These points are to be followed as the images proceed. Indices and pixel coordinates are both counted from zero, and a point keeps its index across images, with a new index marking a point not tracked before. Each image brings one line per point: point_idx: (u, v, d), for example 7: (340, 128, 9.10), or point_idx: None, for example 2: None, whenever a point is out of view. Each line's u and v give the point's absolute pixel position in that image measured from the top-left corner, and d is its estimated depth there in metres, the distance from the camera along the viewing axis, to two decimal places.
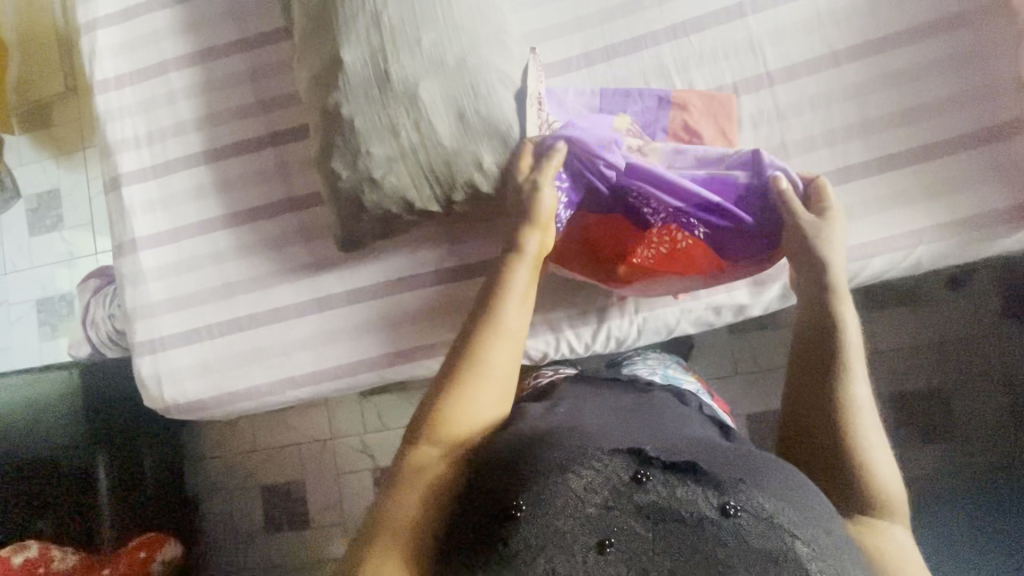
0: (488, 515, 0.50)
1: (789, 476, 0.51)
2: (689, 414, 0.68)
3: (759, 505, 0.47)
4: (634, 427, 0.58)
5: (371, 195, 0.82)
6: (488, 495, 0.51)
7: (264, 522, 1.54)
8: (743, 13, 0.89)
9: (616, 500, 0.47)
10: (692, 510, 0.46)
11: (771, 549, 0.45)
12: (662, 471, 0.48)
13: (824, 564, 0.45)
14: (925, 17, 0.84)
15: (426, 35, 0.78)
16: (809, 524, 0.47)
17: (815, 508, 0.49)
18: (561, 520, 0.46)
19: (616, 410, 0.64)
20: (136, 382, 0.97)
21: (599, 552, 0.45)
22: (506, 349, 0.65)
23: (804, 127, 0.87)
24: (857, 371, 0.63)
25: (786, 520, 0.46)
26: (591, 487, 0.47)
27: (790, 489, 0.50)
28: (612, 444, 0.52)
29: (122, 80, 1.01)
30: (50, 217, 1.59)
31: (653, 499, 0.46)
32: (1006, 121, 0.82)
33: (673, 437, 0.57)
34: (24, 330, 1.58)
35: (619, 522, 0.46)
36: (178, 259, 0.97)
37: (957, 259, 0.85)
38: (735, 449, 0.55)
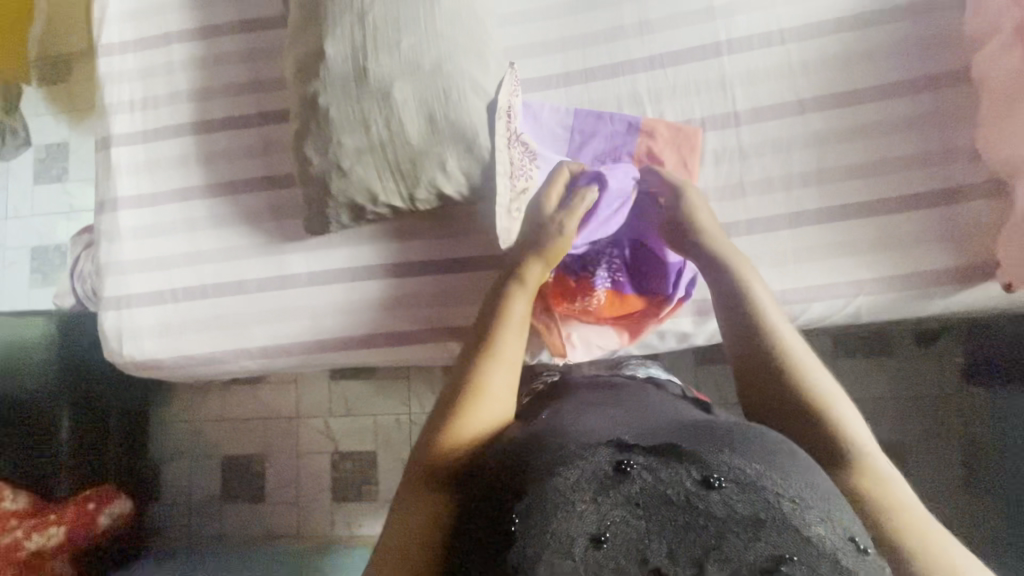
0: (492, 527, 0.47)
1: (774, 441, 0.48)
2: (666, 395, 0.66)
3: (741, 470, 0.44)
4: (617, 413, 0.56)
5: (338, 182, 0.85)
6: (490, 505, 0.49)
7: (219, 491, 1.56)
8: (718, 52, 0.92)
9: (604, 494, 0.44)
10: (678, 489, 0.43)
11: (759, 512, 0.42)
12: (645, 457, 0.46)
13: (828, 529, 0.42)
14: (891, 78, 0.87)
15: (406, 39, 0.82)
16: (797, 480, 0.44)
17: (812, 475, 0.46)
18: (554, 524, 0.43)
19: (593, 398, 0.61)
20: (98, 334, 1.00)
21: (596, 549, 0.42)
22: (506, 374, 0.62)
23: (763, 169, 0.90)
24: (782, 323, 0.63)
25: (773, 482, 0.44)
26: (578, 486, 0.44)
27: (774, 452, 0.46)
28: (592, 438, 0.49)
29: (126, 45, 1.05)
30: (55, 168, 1.64)
31: (641, 488, 0.44)
32: (957, 186, 0.85)
33: (654, 420, 0.54)
34: (13, 274, 1.62)
35: (611, 516, 0.43)
36: (154, 222, 1.01)
37: (898, 313, 0.87)
38: (717, 422, 0.52)
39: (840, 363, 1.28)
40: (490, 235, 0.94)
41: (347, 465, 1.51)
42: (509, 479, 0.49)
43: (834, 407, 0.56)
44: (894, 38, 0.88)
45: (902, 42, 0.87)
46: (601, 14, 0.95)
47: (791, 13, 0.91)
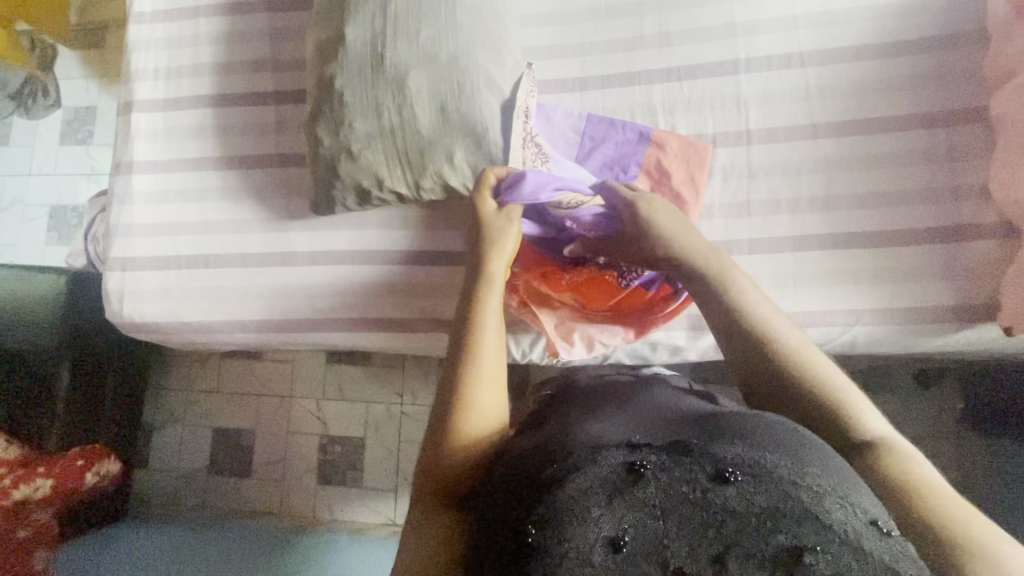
0: (503, 529, 0.44)
1: (785, 432, 0.45)
2: (674, 395, 0.63)
3: (756, 461, 0.41)
4: (623, 417, 0.54)
5: (346, 165, 0.86)
6: (501, 509, 0.45)
7: (207, 462, 1.58)
8: (736, 70, 0.92)
9: (617, 498, 0.41)
10: (692, 486, 0.40)
11: (778, 504, 0.39)
12: (657, 456, 0.43)
13: (847, 514, 0.40)
14: (908, 109, 0.87)
15: (426, 30, 0.83)
16: (812, 470, 0.42)
17: (829, 467, 0.43)
18: (570, 534, 0.40)
19: (596, 400, 0.59)
20: (101, 293, 1.02)
21: (614, 555, 0.39)
22: (489, 379, 0.60)
23: (770, 190, 0.89)
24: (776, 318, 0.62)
25: (789, 472, 0.41)
26: (588, 492, 0.41)
27: (789, 445, 0.43)
28: (598, 440, 0.46)
29: (156, 15, 1.08)
30: (81, 131, 1.68)
31: (656, 489, 0.41)
32: (965, 224, 0.84)
33: (660, 420, 0.52)
34: (31, 230, 1.66)
35: (628, 520, 0.40)
36: (166, 189, 1.03)
37: (895, 346, 0.86)
38: (724, 416, 0.49)
39: None
40: None
41: (334, 449, 1.51)
42: (518, 483, 0.45)
43: (837, 389, 0.55)
44: (915, 71, 0.87)
45: (922, 75, 0.87)
46: (622, 22, 0.96)
47: (812, 36, 0.90)
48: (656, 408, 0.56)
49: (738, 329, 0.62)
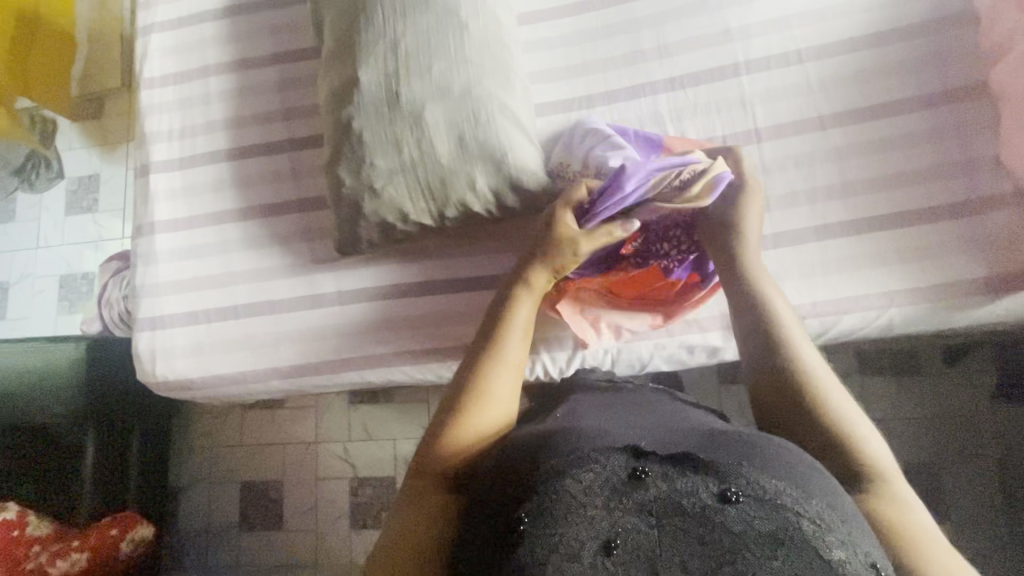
0: (499, 525, 0.49)
1: (796, 460, 0.50)
2: (680, 405, 0.68)
3: (762, 487, 0.46)
4: (637, 422, 0.58)
5: (370, 202, 0.88)
6: (498, 503, 0.50)
7: (238, 519, 1.55)
8: (737, 73, 0.95)
9: (616, 499, 0.46)
10: (693, 501, 0.45)
11: (777, 529, 0.44)
12: (660, 465, 0.48)
13: (848, 552, 0.44)
14: (909, 92, 0.89)
15: (437, 64, 0.86)
16: (818, 502, 0.46)
17: (834, 501, 0.47)
18: (564, 527, 0.45)
19: (609, 407, 0.64)
20: (132, 355, 1.02)
21: (606, 555, 0.44)
22: (510, 376, 0.64)
23: (787, 183, 0.91)
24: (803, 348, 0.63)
25: (792, 500, 0.46)
26: (591, 490, 0.46)
27: (796, 472, 0.48)
28: (609, 441, 0.51)
29: (166, 79, 1.11)
30: (86, 199, 1.69)
31: (655, 496, 0.46)
32: (983, 197, 0.85)
33: (670, 426, 0.57)
34: (44, 301, 1.66)
35: (623, 523, 0.45)
36: (189, 245, 1.04)
37: (930, 324, 0.87)
38: (733, 430, 0.54)
39: (869, 383, 1.26)
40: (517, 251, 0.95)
41: (367, 491, 1.49)
42: (516, 480, 0.50)
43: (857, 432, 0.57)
44: (911, 55, 0.90)
45: (918, 59, 0.90)
46: (621, 39, 0.99)
47: (806, 33, 0.93)
48: (670, 417, 0.62)
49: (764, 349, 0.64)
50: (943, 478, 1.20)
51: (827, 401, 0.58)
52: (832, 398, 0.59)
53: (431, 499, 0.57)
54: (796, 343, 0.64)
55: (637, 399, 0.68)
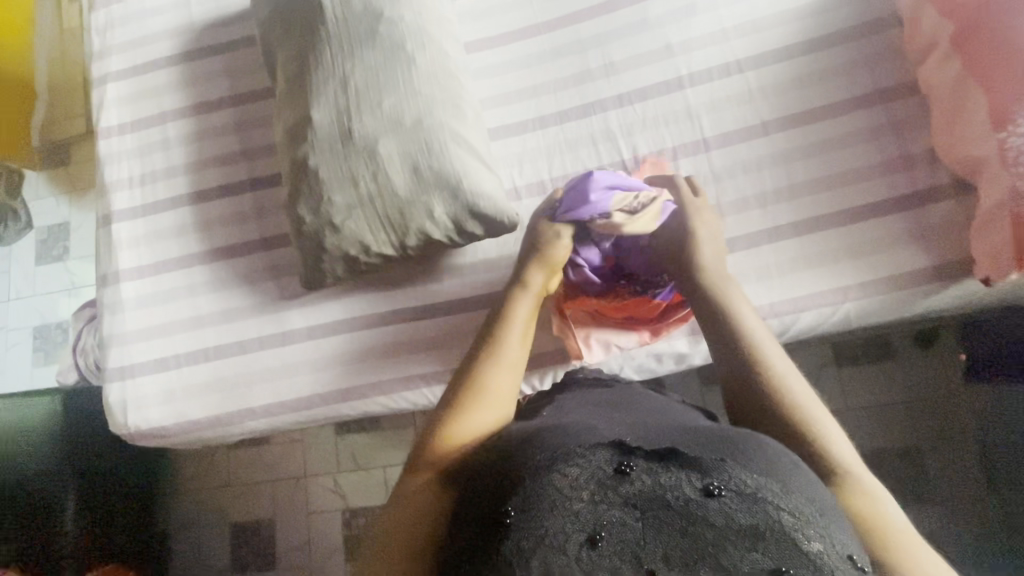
0: (482, 526, 0.49)
1: (777, 455, 0.51)
2: (664, 403, 0.70)
3: (742, 482, 0.47)
4: (621, 421, 0.59)
5: (332, 237, 0.89)
6: (480, 507, 0.51)
7: (230, 560, 1.52)
8: (681, 86, 0.98)
9: (602, 493, 0.46)
10: (677, 494, 0.46)
11: (758, 523, 0.45)
12: (644, 460, 0.48)
13: (826, 544, 0.45)
14: (845, 94, 0.93)
15: (387, 99, 0.87)
16: (797, 496, 0.47)
17: (812, 494, 0.49)
18: (551, 520, 0.45)
19: (595, 406, 0.65)
20: (103, 408, 1.02)
21: (591, 548, 0.44)
22: (506, 378, 0.66)
23: (738, 189, 0.94)
24: (768, 348, 0.64)
25: (772, 494, 0.46)
26: (577, 484, 0.46)
27: (775, 466, 0.49)
28: (594, 439, 0.52)
29: (124, 127, 1.11)
30: (57, 248, 1.68)
31: (639, 490, 0.46)
32: (923, 189, 0.88)
33: (655, 426, 0.58)
34: (18, 355, 1.64)
35: (607, 516, 0.45)
36: (155, 291, 1.04)
37: (886, 316, 0.89)
38: (718, 429, 0.55)
39: (843, 373, 1.29)
40: (481, 273, 0.97)
41: (359, 521, 1.47)
42: (500, 480, 0.51)
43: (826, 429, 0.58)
44: (844, 59, 0.94)
45: (851, 62, 0.93)
46: (568, 60, 1.01)
47: (743, 44, 0.97)
48: (653, 416, 0.63)
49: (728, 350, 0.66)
50: (922, 461, 1.23)
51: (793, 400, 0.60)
52: (795, 395, 0.60)
53: (423, 495, 0.57)
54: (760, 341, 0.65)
55: (625, 398, 0.68)
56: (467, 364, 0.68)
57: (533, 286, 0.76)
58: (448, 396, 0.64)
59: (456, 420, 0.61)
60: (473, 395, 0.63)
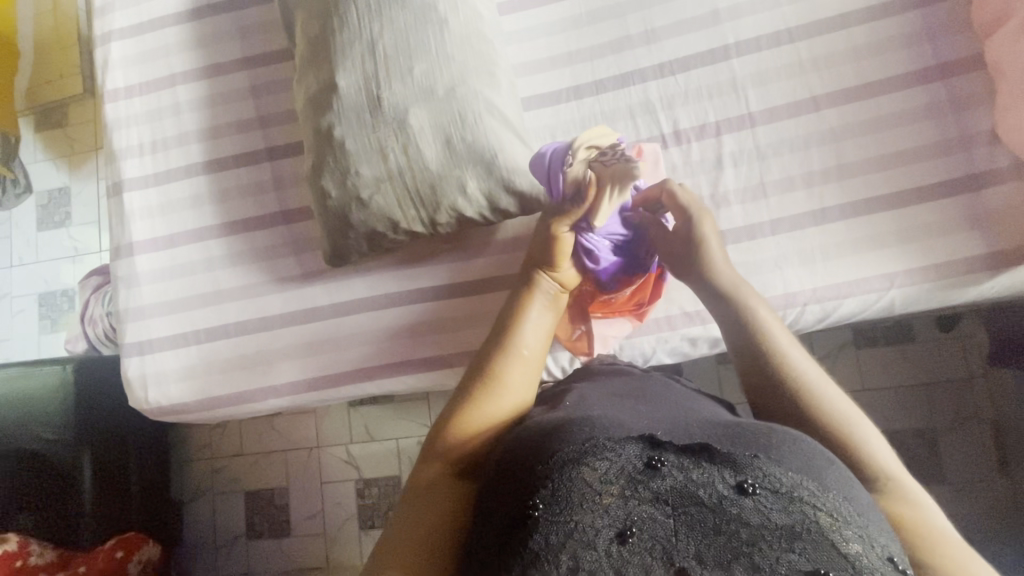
0: (507, 521, 0.47)
1: (813, 451, 0.48)
2: (690, 393, 0.69)
3: (778, 479, 0.44)
4: (653, 412, 0.57)
5: (358, 213, 0.85)
6: (505, 497, 0.49)
7: (246, 527, 1.53)
8: (727, 55, 0.92)
9: (632, 488, 0.44)
10: (709, 491, 0.44)
11: (795, 523, 0.42)
12: (677, 455, 0.46)
13: (864, 546, 0.42)
14: (902, 68, 0.87)
15: (418, 65, 0.82)
16: (836, 495, 0.45)
17: (851, 493, 0.46)
18: (580, 515, 0.43)
19: (620, 393, 0.63)
20: (122, 382, 0.99)
21: (621, 543, 0.42)
22: (525, 369, 0.63)
23: (783, 168, 0.89)
24: (793, 350, 0.59)
25: (809, 493, 0.44)
26: (607, 478, 0.44)
27: (811, 462, 0.47)
28: (623, 431, 0.49)
29: (131, 90, 1.05)
30: (59, 213, 1.63)
31: (671, 486, 0.44)
32: (981, 172, 0.84)
33: (681, 419, 0.56)
34: (26, 321, 1.61)
35: (639, 512, 0.43)
36: (171, 265, 1.00)
37: (931, 303, 0.86)
38: (747, 424, 0.52)
39: (864, 354, 1.27)
40: (511, 253, 0.93)
41: (372, 491, 1.48)
42: (522, 471, 0.49)
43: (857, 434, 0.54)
44: (903, 30, 0.88)
45: (911, 33, 0.88)
46: (607, 25, 0.95)
47: (795, 11, 0.91)
48: (678, 407, 0.61)
49: (752, 350, 0.61)
50: (939, 444, 1.23)
51: (823, 402, 0.56)
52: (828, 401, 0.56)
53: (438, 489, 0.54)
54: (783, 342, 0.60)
55: (648, 386, 0.67)
56: (479, 354, 0.65)
57: (543, 288, 0.71)
58: (464, 385, 0.61)
59: (473, 408, 0.59)
60: (490, 386, 0.60)
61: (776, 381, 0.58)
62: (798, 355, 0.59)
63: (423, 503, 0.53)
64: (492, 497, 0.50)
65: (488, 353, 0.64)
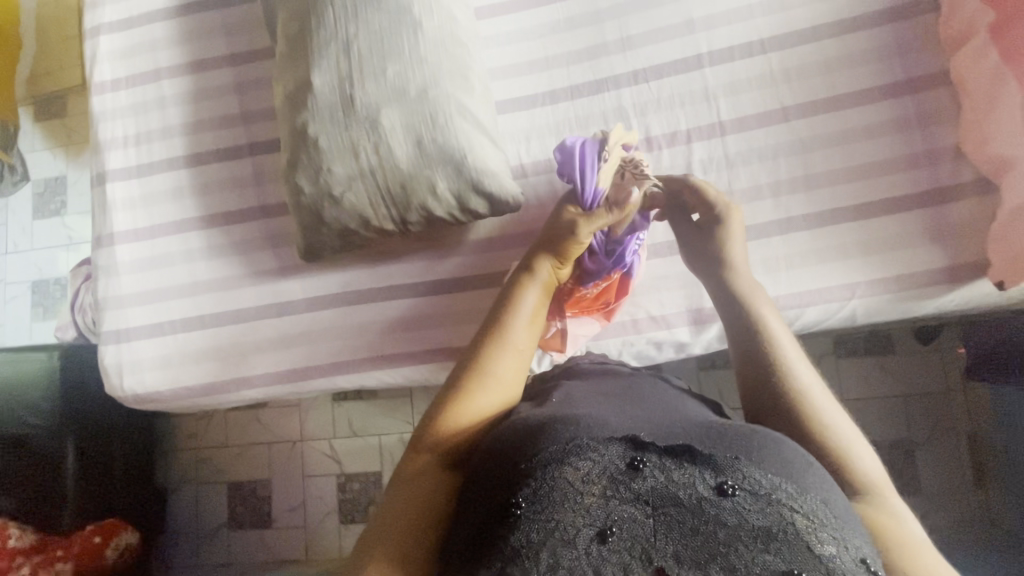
0: (489, 515, 0.46)
1: (796, 454, 0.47)
2: (675, 393, 0.68)
3: (757, 482, 0.44)
4: (637, 412, 0.57)
5: (329, 209, 0.86)
6: (489, 492, 0.48)
7: (227, 518, 1.55)
8: (700, 65, 0.93)
9: (614, 489, 0.44)
10: (689, 493, 0.44)
11: (771, 525, 0.42)
12: (659, 456, 0.46)
13: (839, 547, 0.42)
14: (870, 82, 0.89)
15: (391, 66, 0.83)
16: (815, 496, 0.44)
17: (830, 496, 0.45)
18: (562, 513, 0.43)
19: (605, 394, 0.63)
20: (99, 369, 1.01)
21: (601, 543, 0.42)
22: (514, 360, 0.62)
23: (751, 176, 0.91)
24: (791, 356, 0.60)
25: (787, 496, 0.44)
26: (589, 478, 0.44)
27: (793, 465, 0.46)
28: (606, 430, 0.49)
29: (118, 83, 1.07)
30: (54, 202, 1.65)
31: (652, 487, 0.44)
32: (944, 186, 0.85)
33: (666, 419, 0.55)
34: (17, 308, 1.63)
35: (619, 512, 0.44)
36: (151, 255, 1.02)
37: (893, 314, 0.87)
38: (728, 424, 0.51)
39: (841, 364, 1.28)
40: (483, 253, 0.95)
41: (353, 486, 1.50)
42: (504, 468, 0.48)
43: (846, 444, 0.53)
44: (873, 44, 0.89)
45: (881, 46, 0.89)
46: (584, 31, 0.97)
47: (768, 23, 0.92)
48: (662, 407, 0.60)
49: (751, 354, 0.61)
50: (913, 455, 1.23)
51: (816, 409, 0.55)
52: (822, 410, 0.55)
53: (423, 480, 0.54)
54: (784, 347, 0.60)
55: (632, 387, 0.67)
56: (468, 348, 0.64)
57: (538, 278, 0.70)
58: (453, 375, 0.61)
59: (462, 399, 0.58)
60: (478, 378, 0.60)
61: (771, 383, 0.58)
62: (800, 363, 0.59)
63: (410, 494, 0.53)
64: (474, 491, 0.50)
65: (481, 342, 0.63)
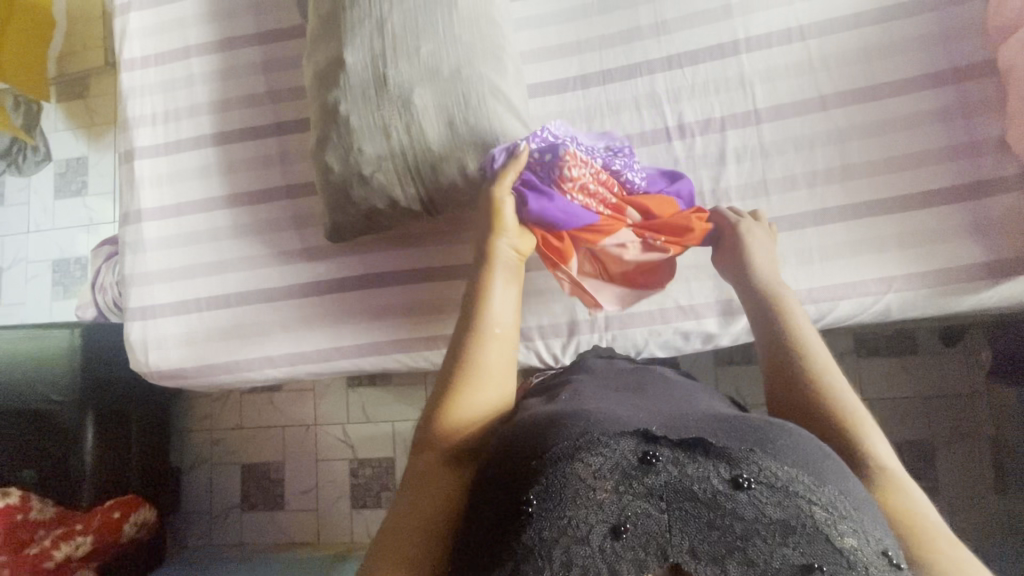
0: (500, 514, 0.44)
1: (812, 447, 0.45)
2: (690, 387, 0.66)
3: (773, 474, 0.41)
4: (655, 405, 0.55)
5: (359, 189, 0.86)
6: (500, 491, 0.45)
7: (240, 499, 1.56)
8: (737, 51, 0.91)
9: (626, 484, 0.41)
10: (704, 487, 0.40)
11: (790, 517, 0.39)
12: (671, 449, 0.42)
13: (859, 539, 0.41)
14: (912, 71, 0.86)
15: (425, 45, 0.82)
16: (832, 489, 0.42)
17: (848, 488, 0.44)
18: (574, 510, 0.40)
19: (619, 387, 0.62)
20: (125, 345, 1.02)
21: (615, 539, 0.39)
22: (501, 350, 0.60)
23: (786, 166, 0.89)
24: (810, 343, 0.62)
25: (805, 488, 0.41)
26: (600, 474, 0.41)
27: (809, 458, 0.44)
28: (618, 427, 0.46)
29: (147, 60, 1.07)
30: (75, 182, 1.66)
31: (666, 481, 0.40)
32: (986, 180, 0.83)
33: (680, 411, 0.53)
34: (38, 286, 1.64)
35: (633, 507, 0.40)
36: (176, 232, 1.02)
37: (928, 310, 0.85)
38: (743, 417, 0.48)
39: (865, 363, 1.25)
40: None
41: (365, 471, 1.50)
42: (512, 466, 0.45)
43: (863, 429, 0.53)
44: (917, 32, 0.87)
45: (924, 35, 0.86)
46: (618, 15, 0.95)
47: (808, 9, 0.90)
48: (678, 401, 0.58)
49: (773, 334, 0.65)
50: (935, 457, 1.21)
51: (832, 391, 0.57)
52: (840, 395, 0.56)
53: (434, 480, 0.52)
54: (801, 331, 0.63)
55: (647, 381, 0.65)
56: (452, 348, 0.60)
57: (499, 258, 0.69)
58: (444, 374, 0.59)
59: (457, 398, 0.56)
60: (469, 375, 0.57)
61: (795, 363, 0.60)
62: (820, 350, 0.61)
63: (422, 496, 0.51)
64: (486, 485, 0.47)
65: (464, 336, 0.61)
